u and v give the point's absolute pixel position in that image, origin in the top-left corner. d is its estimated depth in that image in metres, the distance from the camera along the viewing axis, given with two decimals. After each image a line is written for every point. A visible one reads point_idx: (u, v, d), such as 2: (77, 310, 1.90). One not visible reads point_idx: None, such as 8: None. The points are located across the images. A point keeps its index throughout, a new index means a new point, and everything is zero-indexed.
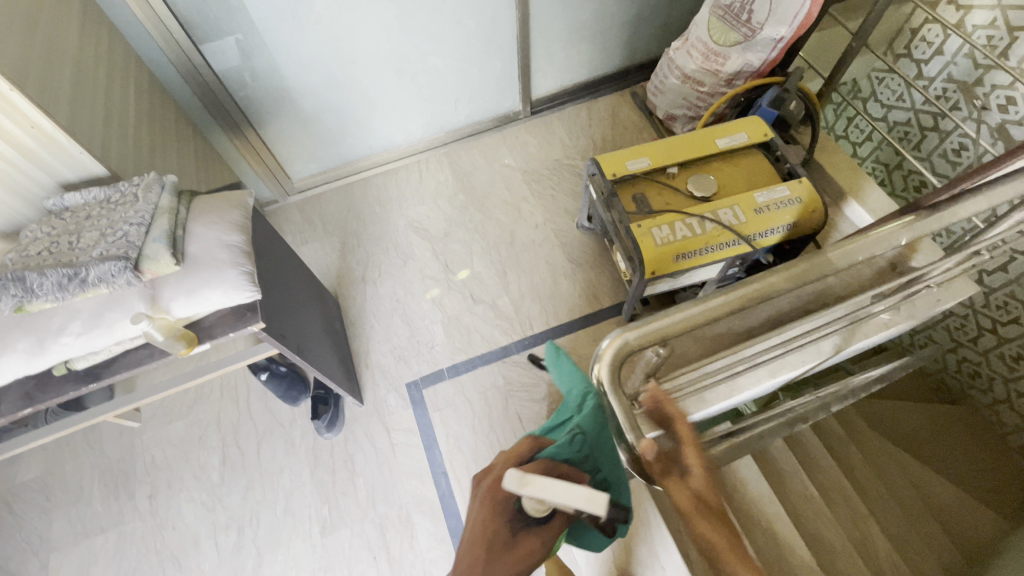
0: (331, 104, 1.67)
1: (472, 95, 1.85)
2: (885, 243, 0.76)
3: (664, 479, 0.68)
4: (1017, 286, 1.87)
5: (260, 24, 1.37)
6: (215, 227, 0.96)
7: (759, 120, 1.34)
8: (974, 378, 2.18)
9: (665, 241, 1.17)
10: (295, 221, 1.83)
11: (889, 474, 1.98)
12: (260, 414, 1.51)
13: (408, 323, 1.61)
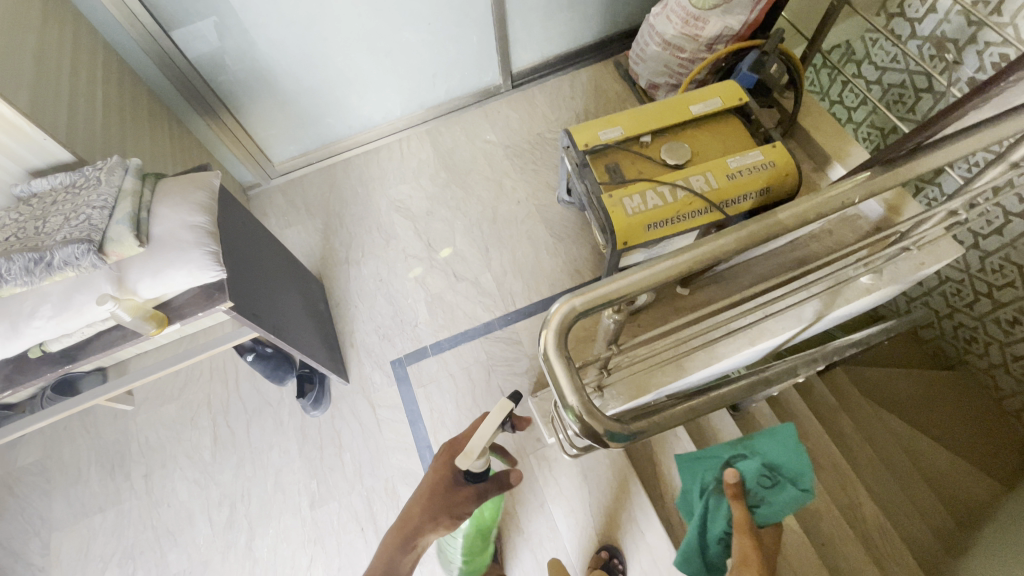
0: (307, 85, 1.66)
1: (449, 70, 1.83)
2: (836, 200, 0.74)
3: (612, 441, 0.70)
4: (1012, 250, 1.77)
5: (229, 4, 1.35)
6: (180, 208, 0.97)
7: (734, 84, 1.31)
8: (969, 344, 2.12)
9: (636, 211, 1.17)
10: (278, 205, 1.83)
11: (881, 441, 2.01)
12: (248, 395, 1.54)
13: (391, 302, 1.62)
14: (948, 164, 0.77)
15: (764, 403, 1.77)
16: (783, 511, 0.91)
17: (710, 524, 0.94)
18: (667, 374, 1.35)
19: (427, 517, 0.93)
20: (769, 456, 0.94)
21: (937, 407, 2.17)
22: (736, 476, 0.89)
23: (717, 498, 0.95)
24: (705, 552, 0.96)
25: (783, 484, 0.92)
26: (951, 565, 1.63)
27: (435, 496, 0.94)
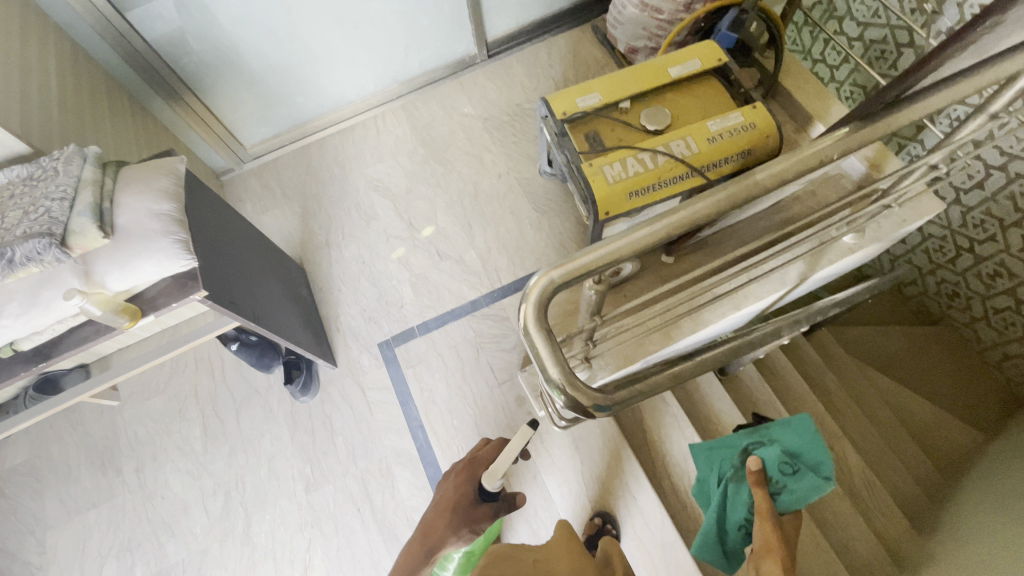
0: (275, 62, 1.60)
1: (421, 41, 1.77)
2: (815, 157, 0.73)
3: (598, 412, 0.69)
4: (993, 204, 1.78)
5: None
6: (144, 196, 0.94)
7: (713, 44, 1.28)
8: (951, 299, 2.15)
9: (617, 179, 1.15)
10: (253, 189, 1.78)
11: (867, 399, 2.09)
12: (236, 384, 1.52)
13: (375, 284, 1.60)
14: (928, 116, 0.76)
15: (752, 366, 1.78)
16: (806, 499, 0.88)
17: (730, 511, 0.95)
18: (654, 342, 1.35)
19: (448, 528, 1.11)
20: (788, 444, 0.93)
21: (919, 360, 2.22)
22: (758, 463, 0.90)
23: (737, 486, 0.95)
24: (724, 535, 0.98)
25: (806, 472, 0.89)
26: (934, 513, 1.69)
27: (458, 509, 1.13)
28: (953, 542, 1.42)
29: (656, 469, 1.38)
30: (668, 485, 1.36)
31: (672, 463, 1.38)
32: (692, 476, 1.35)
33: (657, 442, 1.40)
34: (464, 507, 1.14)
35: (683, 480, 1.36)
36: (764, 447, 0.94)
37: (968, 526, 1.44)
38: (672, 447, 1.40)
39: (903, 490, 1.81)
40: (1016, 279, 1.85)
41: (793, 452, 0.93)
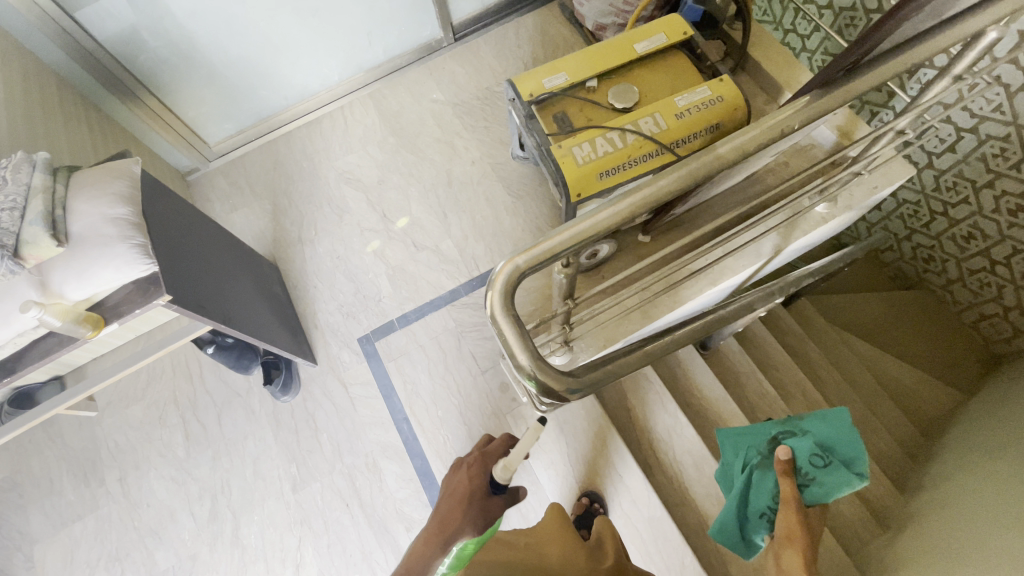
0: (233, 55, 1.55)
1: (385, 26, 1.72)
2: (776, 127, 0.73)
3: (573, 396, 0.69)
4: (966, 166, 1.79)
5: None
6: (98, 201, 0.91)
7: (678, 18, 1.26)
8: (927, 263, 2.18)
9: (587, 160, 1.14)
10: (221, 188, 1.74)
11: (847, 366, 2.13)
12: (215, 387, 1.50)
13: (351, 279, 1.58)
14: (886, 80, 0.76)
15: (733, 340, 1.80)
16: (834, 491, 0.97)
17: (755, 497, 1.04)
18: (633, 321, 1.36)
19: (462, 521, 1.12)
20: (820, 436, 1.02)
21: (900, 323, 2.27)
22: (787, 453, 0.98)
23: (763, 473, 1.04)
24: (743, 524, 1.05)
25: (836, 465, 0.98)
26: (915, 472, 1.75)
27: (473, 500, 1.16)
28: (939, 504, 1.46)
29: (641, 447, 1.41)
30: (653, 461, 1.39)
31: (656, 440, 1.41)
32: (677, 451, 1.38)
33: (641, 420, 1.43)
34: (478, 498, 1.18)
35: (668, 456, 1.39)
36: (796, 438, 1.03)
37: (952, 487, 1.48)
38: (656, 423, 1.42)
39: (885, 452, 1.86)
40: (989, 240, 1.88)
41: (826, 444, 1.02)
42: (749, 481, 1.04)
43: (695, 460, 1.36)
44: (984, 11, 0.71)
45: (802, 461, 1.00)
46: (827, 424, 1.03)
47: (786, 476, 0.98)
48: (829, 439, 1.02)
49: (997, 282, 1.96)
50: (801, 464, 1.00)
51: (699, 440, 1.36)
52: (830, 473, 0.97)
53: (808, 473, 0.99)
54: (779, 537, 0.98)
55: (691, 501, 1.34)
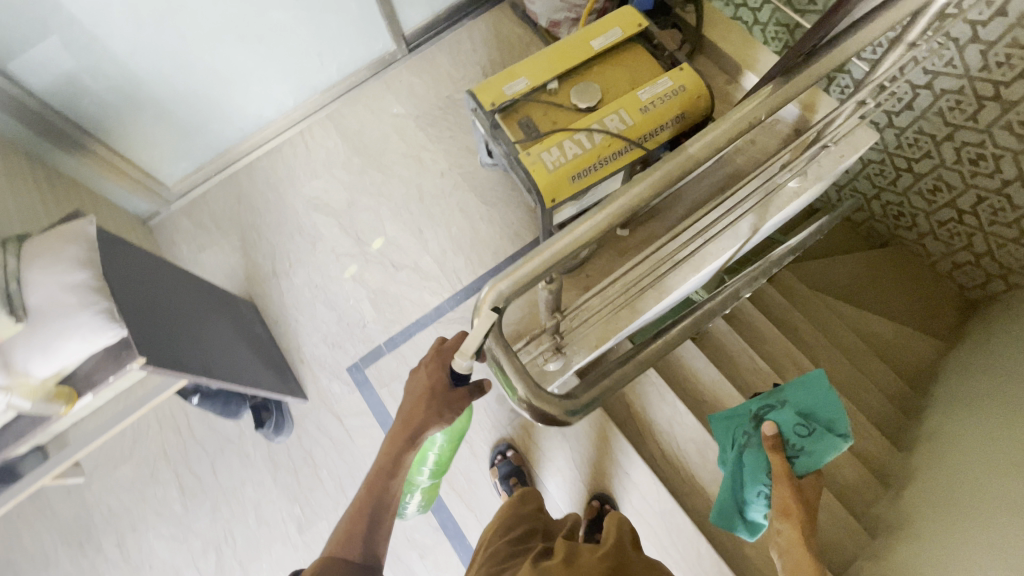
0: (179, 92, 1.49)
1: (335, 44, 1.68)
2: (744, 120, 0.72)
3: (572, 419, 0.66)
4: (924, 122, 1.83)
5: (70, 15, 1.19)
6: (53, 268, 0.86)
7: (631, 9, 1.25)
8: (898, 219, 2.22)
9: (556, 165, 1.12)
10: (186, 229, 1.68)
11: (833, 330, 2.16)
12: (205, 436, 1.45)
13: (333, 308, 1.54)
14: (844, 61, 0.75)
15: (721, 321, 1.82)
16: (823, 456, 1.00)
17: (749, 477, 1.04)
18: (622, 318, 1.36)
19: (427, 412, 0.90)
20: (801, 404, 1.03)
21: (878, 283, 2.32)
22: (773, 428, 1.01)
23: (755, 452, 1.05)
24: (743, 506, 1.06)
25: (820, 432, 1.00)
26: (909, 427, 1.79)
27: (433, 394, 0.90)
28: (939, 456, 1.49)
29: (645, 441, 1.41)
30: (658, 453, 1.40)
31: (658, 432, 1.41)
32: (680, 440, 1.39)
33: (640, 414, 1.43)
34: (436, 402, 0.90)
35: (672, 446, 1.39)
36: (778, 411, 1.04)
37: (948, 438, 1.51)
38: (656, 416, 1.42)
39: (879, 411, 1.90)
40: (954, 191, 1.92)
41: (806, 411, 1.03)
42: (742, 461, 1.06)
43: (698, 447, 1.37)
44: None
45: (788, 432, 1.02)
46: (808, 392, 1.04)
47: (773, 448, 1.01)
48: (809, 403, 1.03)
49: (966, 231, 2.00)
50: (787, 435, 1.02)
51: (700, 427, 1.38)
52: (814, 439, 1.00)
53: (796, 443, 1.01)
54: (777, 513, 0.99)
55: (700, 488, 1.35)
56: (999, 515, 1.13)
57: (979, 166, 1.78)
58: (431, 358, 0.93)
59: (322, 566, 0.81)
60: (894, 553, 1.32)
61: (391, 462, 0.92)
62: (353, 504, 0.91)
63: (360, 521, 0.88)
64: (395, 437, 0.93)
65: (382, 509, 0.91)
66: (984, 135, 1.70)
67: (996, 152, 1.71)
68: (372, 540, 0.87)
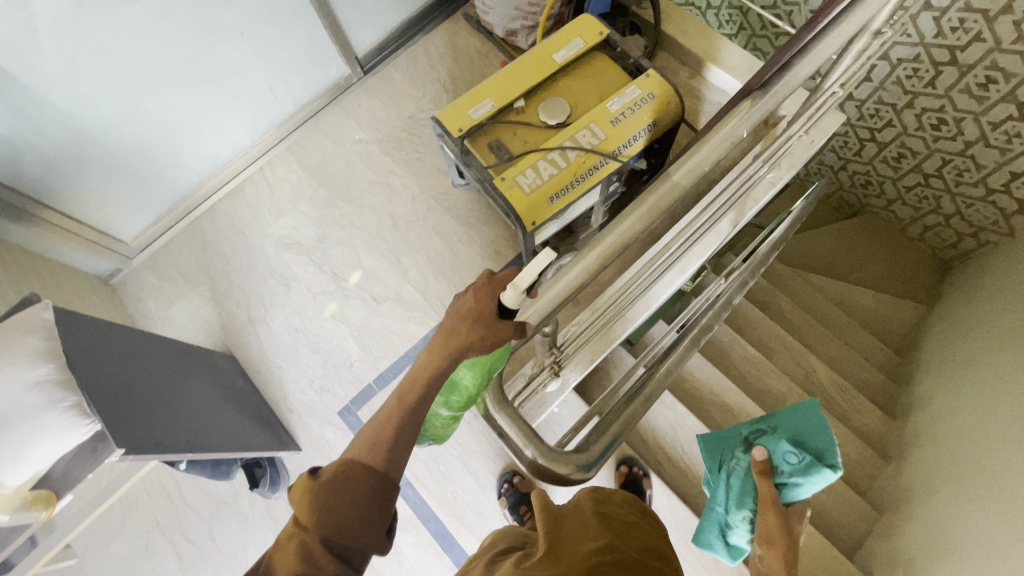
0: (127, 143, 1.41)
1: (286, 75, 1.61)
2: (723, 141, 0.71)
3: (583, 476, 0.62)
4: (884, 92, 1.85)
5: (1, 73, 1.11)
6: (12, 366, 0.80)
7: (590, 17, 1.22)
8: (866, 188, 2.26)
9: (533, 187, 1.09)
10: (152, 284, 1.60)
11: (818, 306, 2.18)
12: (198, 500, 1.39)
13: (316, 350, 1.49)
14: (817, 69, 0.74)
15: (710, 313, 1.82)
16: (809, 488, 0.96)
17: (733, 498, 1.05)
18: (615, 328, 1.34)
19: (471, 335, 0.68)
20: (792, 430, 1.02)
21: (855, 251, 2.36)
22: (761, 454, 0.99)
23: (742, 476, 1.05)
24: (725, 527, 1.07)
25: (810, 461, 0.96)
26: (902, 396, 1.82)
27: (481, 316, 0.67)
28: (937, 425, 1.51)
29: (651, 447, 1.41)
30: (665, 458, 1.39)
31: (662, 437, 1.41)
32: (685, 443, 1.39)
33: (643, 421, 1.42)
34: (484, 330, 0.67)
35: (677, 449, 1.39)
36: (769, 437, 1.03)
37: (944, 405, 1.54)
38: (658, 421, 1.41)
39: (871, 382, 1.93)
40: (918, 156, 1.95)
41: (798, 437, 1.01)
42: (729, 484, 1.06)
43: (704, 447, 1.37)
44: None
45: (776, 461, 1.00)
46: (802, 420, 1.02)
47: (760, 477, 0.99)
48: (801, 433, 1.01)
49: (933, 195, 2.04)
50: (776, 464, 1.00)
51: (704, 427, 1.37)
52: (801, 473, 0.96)
53: (784, 473, 0.99)
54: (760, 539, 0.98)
55: None
56: (1001, 479, 1.16)
57: (940, 131, 1.81)
58: (487, 278, 0.73)
59: (338, 469, 0.64)
60: (905, 528, 1.34)
61: (429, 374, 0.71)
62: (380, 412, 0.71)
63: (387, 431, 0.68)
64: (436, 348, 0.71)
65: (410, 428, 0.69)
66: (944, 100, 1.72)
67: (956, 116, 1.73)
68: (400, 455, 0.68)
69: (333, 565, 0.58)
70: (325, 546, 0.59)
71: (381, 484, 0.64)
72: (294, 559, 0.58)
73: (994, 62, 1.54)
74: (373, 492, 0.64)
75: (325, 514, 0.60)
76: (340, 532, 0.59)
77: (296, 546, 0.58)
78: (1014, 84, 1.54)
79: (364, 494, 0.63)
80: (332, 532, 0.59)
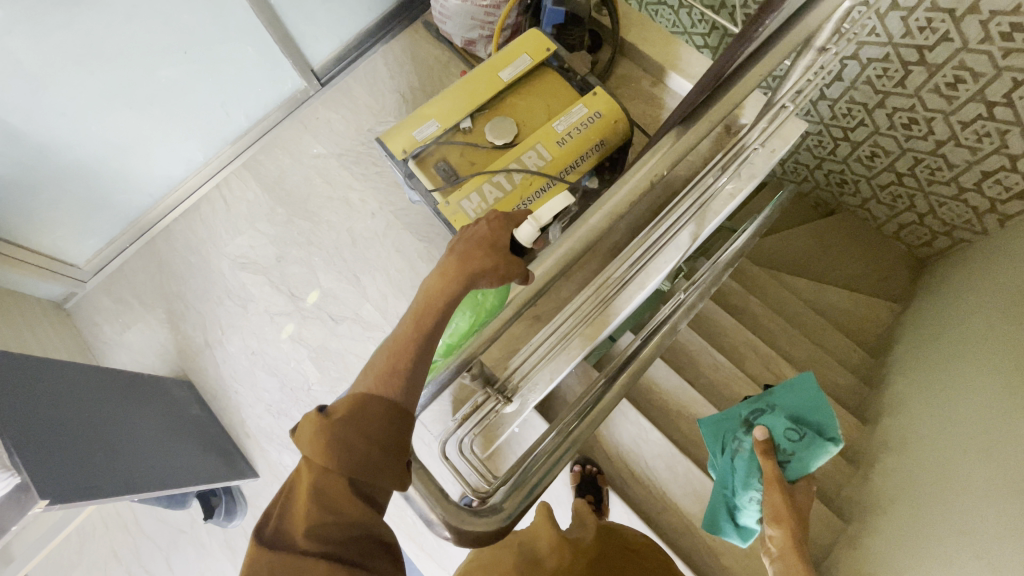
0: (72, 169, 1.37)
1: (238, 91, 1.57)
2: (638, 180, 0.70)
3: (498, 534, 0.59)
4: (855, 91, 1.81)
5: None
6: None
7: (538, 31, 1.18)
8: (842, 187, 2.23)
9: (478, 212, 1.06)
10: (107, 308, 1.57)
11: (791, 309, 2.17)
12: (155, 529, 1.38)
13: (273, 373, 1.47)
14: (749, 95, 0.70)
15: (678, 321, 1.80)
16: (812, 462, 1.00)
17: (738, 480, 1.07)
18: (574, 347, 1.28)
19: (486, 262, 0.68)
20: (790, 407, 1.02)
21: (829, 252, 2.34)
22: (763, 434, 1.02)
23: (747, 457, 1.06)
24: (733, 510, 1.09)
25: (812, 437, 0.98)
26: (871, 400, 1.81)
27: (498, 245, 0.70)
28: (901, 434, 1.50)
29: (613, 464, 1.39)
30: (627, 474, 1.38)
31: (625, 453, 1.39)
32: (648, 459, 1.37)
33: (605, 437, 1.41)
34: (502, 258, 0.69)
35: (640, 466, 1.37)
36: (769, 416, 1.03)
37: (910, 413, 1.53)
38: (620, 436, 1.40)
39: (842, 385, 1.92)
40: (892, 155, 1.92)
41: (795, 414, 1.02)
42: (734, 466, 1.07)
43: (666, 464, 1.35)
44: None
45: (778, 438, 1.01)
46: (800, 395, 1.01)
47: (763, 457, 1.02)
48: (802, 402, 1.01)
49: (907, 193, 2.02)
50: (778, 443, 1.01)
51: (665, 443, 1.36)
52: (806, 448, 0.99)
53: (787, 450, 1.01)
54: (768, 519, 1.02)
55: (672, 505, 1.33)
56: (963, 493, 1.14)
57: (912, 130, 1.78)
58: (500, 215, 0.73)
59: (353, 405, 0.59)
60: (867, 541, 1.33)
61: (445, 300, 0.67)
62: (392, 340, 0.66)
63: (402, 361, 0.64)
64: (450, 272, 0.67)
65: (428, 357, 0.66)
66: (914, 100, 1.69)
67: (927, 116, 1.70)
68: (417, 383, 0.64)
69: (359, 507, 0.55)
70: (348, 486, 0.55)
71: (402, 415, 0.60)
72: (313, 504, 0.53)
73: (962, 62, 1.50)
74: (393, 423, 0.60)
75: (346, 453, 0.55)
76: (364, 472, 0.56)
77: (316, 489, 0.54)
78: (983, 83, 1.51)
79: (383, 430, 0.59)
80: (358, 467, 0.56)
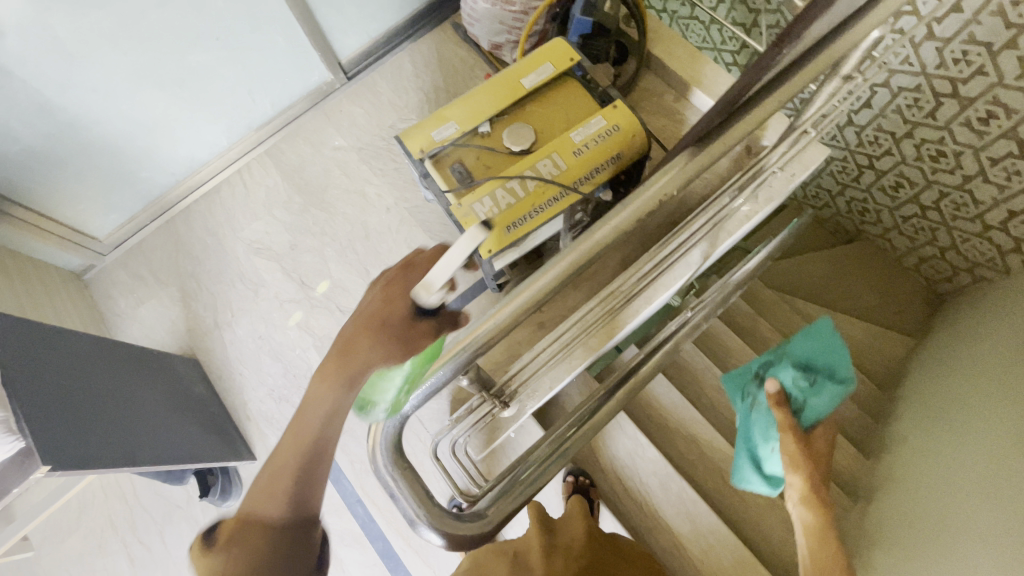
0: (99, 145, 1.41)
1: (265, 80, 1.59)
2: (650, 198, 0.67)
3: (480, 539, 0.60)
4: (883, 119, 1.78)
5: None
6: None
7: (563, 41, 1.19)
8: (863, 215, 2.19)
9: (490, 216, 1.07)
10: (124, 282, 1.61)
11: None
12: (152, 503, 1.40)
13: (279, 359, 1.49)
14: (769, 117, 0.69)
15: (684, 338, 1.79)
16: (829, 405, 0.99)
17: (756, 429, 1.07)
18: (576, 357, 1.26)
19: (374, 347, 0.69)
20: (802, 354, 1.03)
21: (846, 278, 2.31)
22: (774, 386, 1.01)
23: (763, 409, 1.06)
24: (760, 462, 1.07)
25: (822, 382, 0.99)
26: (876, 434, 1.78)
27: (391, 323, 0.69)
28: (901, 471, 1.48)
29: (607, 477, 1.39)
30: (620, 489, 1.37)
31: (620, 466, 1.39)
32: (642, 475, 1.36)
33: (601, 450, 1.40)
34: (402, 335, 0.67)
35: (634, 481, 1.37)
36: (778, 367, 1.05)
37: (913, 449, 1.50)
38: (616, 450, 1.40)
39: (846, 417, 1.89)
40: (916, 187, 1.87)
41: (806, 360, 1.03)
42: (752, 418, 1.07)
43: (661, 481, 1.34)
44: (863, 17, 0.62)
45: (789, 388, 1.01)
46: (804, 349, 1.02)
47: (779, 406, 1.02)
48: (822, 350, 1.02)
49: (930, 226, 1.97)
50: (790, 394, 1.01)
51: (661, 460, 1.35)
52: (818, 394, 0.99)
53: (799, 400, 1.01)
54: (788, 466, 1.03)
55: (663, 523, 1.31)
56: (965, 540, 1.10)
57: (939, 162, 1.74)
58: (394, 283, 0.72)
59: (237, 531, 0.63)
60: None
61: (327, 404, 0.70)
62: (275, 458, 0.68)
63: (282, 479, 0.66)
64: (330, 374, 0.71)
65: (317, 463, 0.68)
66: (943, 132, 1.65)
67: (955, 149, 1.66)
68: (304, 496, 0.65)
69: None
70: None
71: (294, 533, 0.63)
72: None
73: (997, 97, 1.47)
74: (285, 541, 0.63)
75: None
76: None
77: None
78: (1016, 121, 1.48)
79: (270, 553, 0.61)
80: None
